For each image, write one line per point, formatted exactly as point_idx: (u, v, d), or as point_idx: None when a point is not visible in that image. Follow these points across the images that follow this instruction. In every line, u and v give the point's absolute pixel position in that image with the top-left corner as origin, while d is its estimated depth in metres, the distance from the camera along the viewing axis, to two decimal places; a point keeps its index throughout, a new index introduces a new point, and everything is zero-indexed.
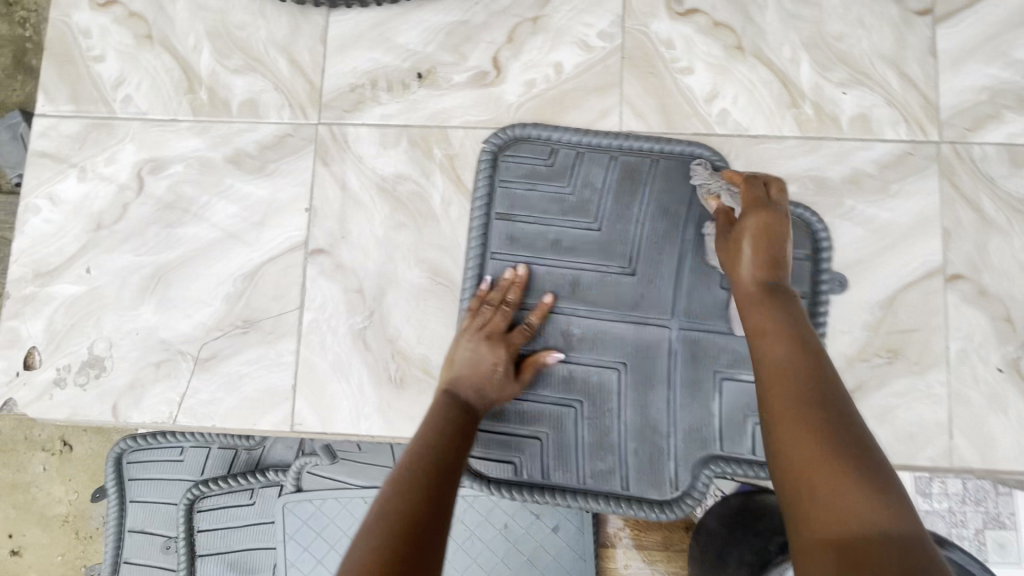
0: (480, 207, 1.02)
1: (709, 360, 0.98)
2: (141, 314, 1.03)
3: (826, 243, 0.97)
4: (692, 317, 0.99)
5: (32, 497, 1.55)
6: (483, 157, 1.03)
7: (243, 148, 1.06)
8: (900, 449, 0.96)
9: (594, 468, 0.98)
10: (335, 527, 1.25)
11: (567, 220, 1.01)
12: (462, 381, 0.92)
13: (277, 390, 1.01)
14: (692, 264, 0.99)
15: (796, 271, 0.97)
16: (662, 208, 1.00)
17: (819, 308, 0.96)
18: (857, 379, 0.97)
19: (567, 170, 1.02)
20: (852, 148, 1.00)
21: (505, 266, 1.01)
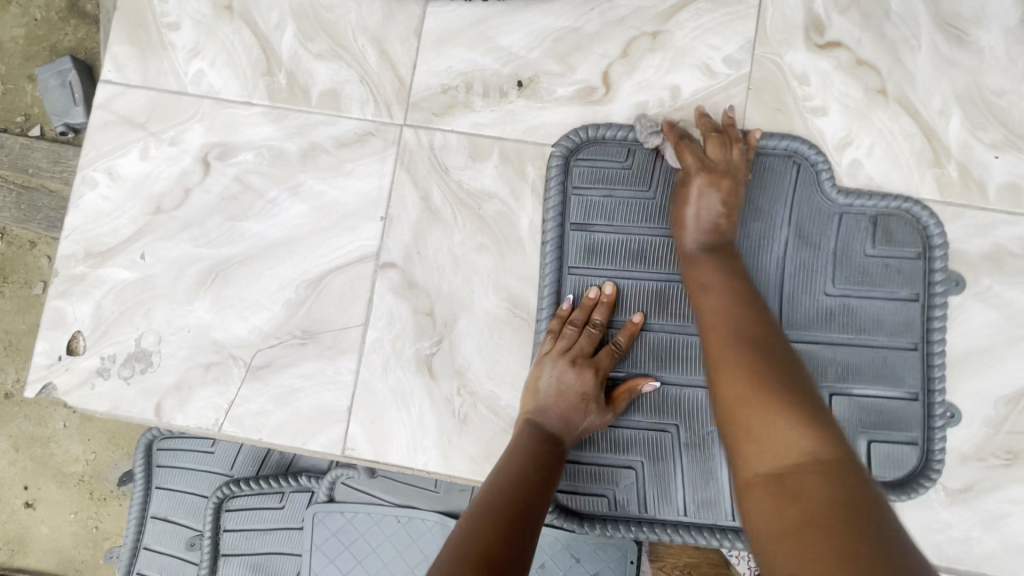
0: (554, 217, 0.92)
1: (817, 376, 0.87)
2: (194, 310, 0.96)
3: (939, 239, 0.88)
4: (793, 326, 0.88)
5: (50, 453, 1.51)
6: (553, 160, 0.94)
7: (320, 142, 0.98)
8: (1007, 562, 0.85)
9: (697, 499, 0.89)
10: (364, 543, 1.19)
11: (649, 227, 0.91)
12: (548, 410, 0.84)
13: (331, 410, 0.94)
14: (793, 267, 0.89)
15: (906, 271, 0.88)
16: (752, 207, 0.90)
17: (936, 314, 0.87)
18: (968, 478, 0.87)
19: (645, 175, 0.92)
20: (997, 222, 0.90)
21: (585, 283, 0.92)
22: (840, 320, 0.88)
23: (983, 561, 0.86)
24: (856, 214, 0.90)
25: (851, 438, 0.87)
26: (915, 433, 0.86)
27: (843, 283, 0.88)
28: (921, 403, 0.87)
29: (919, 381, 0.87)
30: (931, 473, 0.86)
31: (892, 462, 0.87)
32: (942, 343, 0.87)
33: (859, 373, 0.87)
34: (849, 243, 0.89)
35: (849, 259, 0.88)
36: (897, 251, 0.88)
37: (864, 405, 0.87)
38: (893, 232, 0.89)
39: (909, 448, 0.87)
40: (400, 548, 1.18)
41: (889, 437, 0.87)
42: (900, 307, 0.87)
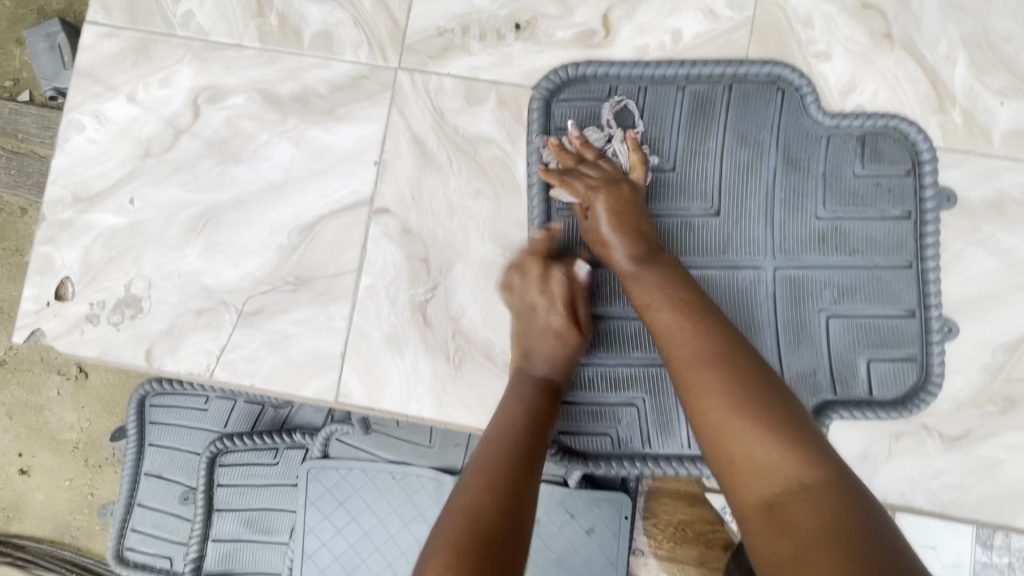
0: (538, 160, 0.91)
1: (813, 299, 0.89)
2: (185, 256, 0.95)
3: (927, 153, 0.88)
4: (787, 252, 0.89)
5: (44, 420, 1.50)
6: (533, 102, 0.92)
7: (313, 85, 0.95)
8: (999, 507, 0.86)
9: None
10: (360, 499, 1.18)
11: (638, 165, 0.91)
12: (536, 350, 0.85)
13: (324, 356, 0.93)
14: (784, 193, 0.90)
15: (896, 189, 0.88)
16: (741, 136, 0.90)
17: (927, 229, 0.87)
18: (964, 424, 0.87)
19: (629, 111, 0.91)
20: (1002, 168, 0.89)
21: (574, 225, 0.91)
22: (833, 243, 0.89)
23: (975, 506, 0.86)
24: (843, 135, 0.90)
25: (850, 361, 0.88)
26: (912, 350, 0.87)
27: (834, 206, 0.89)
28: (917, 320, 0.87)
29: (914, 298, 0.88)
30: (930, 388, 0.87)
31: (894, 381, 0.88)
32: (935, 256, 0.87)
33: (854, 294, 0.88)
34: (838, 167, 0.89)
35: (839, 180, 0.89)
36: (888, 169, 0.89)
37: (861, 327, 0.88)
38: (882, 151, 0.89)
39: (909, 364, 0.87)
40: (395, 504, 1.18)
41: (885, 356, 0.88)
42: (892, 225, 0.88)
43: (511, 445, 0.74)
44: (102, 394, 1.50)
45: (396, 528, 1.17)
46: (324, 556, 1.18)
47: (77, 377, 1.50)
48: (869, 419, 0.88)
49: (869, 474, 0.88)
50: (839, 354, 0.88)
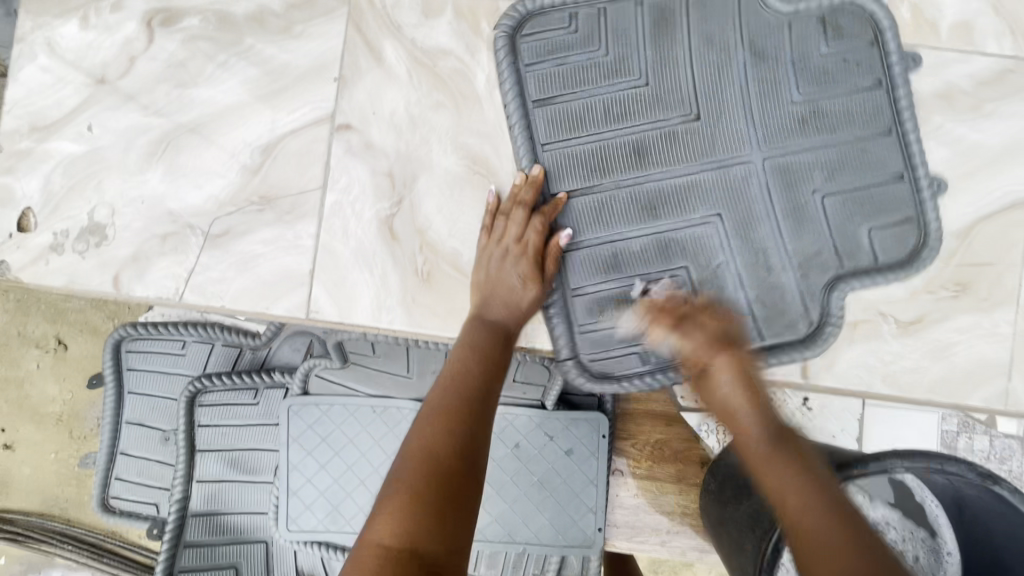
0: (514, 98, 0.91)
1: (805, 183, 0.89)
2: (147, 181, 0.94)
3: (887, 21, 0.89)
4: (772, 142, 0.89)
5: (26, 394, 1.46)
6: (497, 41, 0.92)
7: (267, 4, 0.95)
8: (953, 387, 0.89)
9: None
10: (341, 433, 1.19)
11: (612, 84, 0.90)
12: (496, 296, 0.87)
13: (294, 275, 0.93)
14: (758, 87, 0.89)
15: (863, 61, 0.89)
16: (706, 39, 0.90)
17: (900, 93, 0.88)
18: (919, 310, 0.90)
19: (593, 33, 0.90)
20: (949, 60, 0.91)
21: (564, 154, 0.91)
22: (813, 125, 0.89)
23: (932, 388, 0.89)
24: (804, 19, 0.89)
25: (852, 234, 0.89)
26: (907, 211, 0.88)
27: (807, 89, 0.89)
28: (907, 180, 0.88)
29: (901, 161, 0.88)
30: (929, 247, 0.88)
31: (896, 243, 0.89)
32: (911, 111, 0.88)
33: (842, 170, 0.89)
34: (805, 51, 0.89)
35: (808, 62, 0.89)
36: (852, 43, 0.89)
37: (856, 199, 0.89)
38: (845, 26, 0.89)
39: (907, 224, 0.88)
40: (378, 436, 1.19)
41: (883, 222, 0.88)
42: (864, 96, 0.89)
43: (465, 404, 0.79)
44: (85, 364, 1.46)
45: (380, 460, 1.18)
46: (309, 491, 1.19)
47: (56, 350, 1.45)
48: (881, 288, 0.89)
49: (831, 362, 0.91)
50: (841, 229, 0.89)
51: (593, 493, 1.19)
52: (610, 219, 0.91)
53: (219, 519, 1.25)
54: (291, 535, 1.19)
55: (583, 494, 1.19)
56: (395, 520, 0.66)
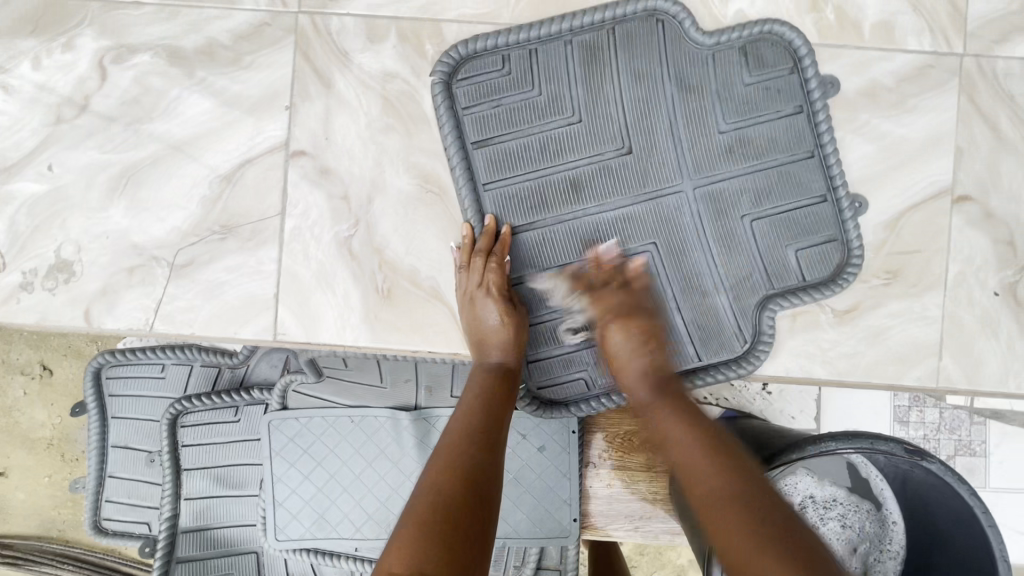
0: (453, 139, 0.95)
1: (733, 209, 0.95)
2: (110, 216, 0.97)
3: (805, 49, 0.94)
4: (701, 171, 0.95)
5: (15, 421, 1.48)
6: (434, 87, 0.95)
7: (215, 37, 0.97)
8: (888, 369, 0.95)
9: (662, 350, 0.97)
10: (322, 444, 1.22)
11: (546, 123, 0.95)
12: (489, 340, 0.92)
13: (259, 299, 0.97)
14: (685, 118, 0.95)
15: (784, 89, 0.94)
16: (634, 74, 0.95)
17: (819, 118, 0.94)
18: (853, 299, 0.96)
19: (526, 74, 0.95)
20: (873, 59, 0.95)
21: (503, 195, 0.95)
22: (738, 152, 0.95)
23: (869, 372, 0.95)
24: (726, 50, 0.95)
25: (779, 256, 0.95)
26: (831, 231, 0.94)
27: (733, 118, 0.95)
28: (829, 202, 0.94)
29: (823, 184, 0.94)
30: (853, 263, 0.94)
31: (821, 262, 0.95)
32: (831, 137, 0.94)
33: (768, 195, 0.95)
34: (728, 78, 0.95)
35: (732, 92, 0.95)
36: (772, 72, 0.94)
37: (782, 220, 0.95)
38: (764, 56, 0.95)
39: (831, 245, 0.95)
40: (357, 445, 1.22)
41: (809, 242, 0.94)
42: (787, 123, 0.94)
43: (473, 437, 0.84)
44: (72, 391, 1.49)
45: (361, 468, 1.22)
46: (295, 502, 1.22)
47: (42, 376, 1.48)
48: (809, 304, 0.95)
49: (773, 352, 0.96)
50: (768, 251, 0.95)
51: (568, 486, 1.22)
52: (549, 256, 0.97)
53: (210, 533, 1.29)
54: (280, 544, 1.23)
55: (558, 488, 1.21)
56: (411, 539, 0.69)
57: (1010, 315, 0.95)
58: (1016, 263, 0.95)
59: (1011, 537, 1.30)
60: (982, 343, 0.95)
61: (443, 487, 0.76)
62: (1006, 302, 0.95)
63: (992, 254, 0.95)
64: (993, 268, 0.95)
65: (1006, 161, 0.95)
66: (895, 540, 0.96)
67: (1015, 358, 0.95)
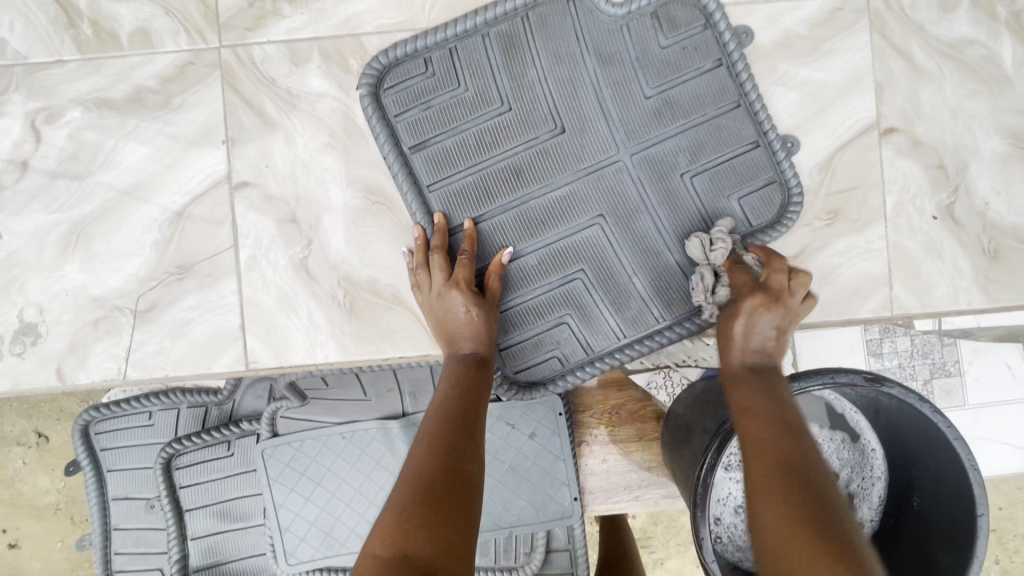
0: (389, 147, 0.96)
1: (671, 169, 0.98)
2: (67, 274, 0.98)
3: (713, 4, 0.96)
4: (635, 138, 0.98)
5: (18, 492, 1.49)
6: (363, 100, 0.96)
7: (142, 83, 0.98)
8: (843, 305, 0.98)
9: (625, 317, 0.99)
10: (319, 464, 1.23)
11: (478, 117, 0.97)
12: (459, 332, 0.92)
13: (226, 332, 0.98)
14: (611, 90, 0.97)
15: (701, 46, 0.97)
16: (554, 55, 0.97)
17: (738, 68, 0.96)
18: (799, 244, 0.98)
19: (450, 72, 0.97)
20: (783, 10, 0.98)
21: (448, 191, 0.97)
22: (666, 114, 0.97)
23: (826, 311, 0.98)
24: (638, 17, 0.98)
25: (722, 207, 0.98)
26: (769, 174, 0.97)
27: (656, 82, 0.97)
28: (762, 147, 0.97)
29: (753, 131, 0.97)
30: (794, 204, 0.97)
31: (764, 207, 0.97)
32: (753, 84, 0.96)
33: (703, 150, 0.97)
34: (645, 45, 0.98)
35: (651, 58, 0.97)
36: (686, 32, 0.97)
37: (720, 172, 0.97)
38: (676, 17, 0.97)
39: (770, 189, 0.97)
40: (352, 460, 1.23)
41: (749, 190, 0.97)
42: (708, 77, 0.97)
43: (451, 424, 0.83)
44: (70, 451, 1.49)
45: (360, 481, 1.23)
46: (301, 525, 1.23)
47: (38, 444, 1.48)
48: (760, 248, 0.98)
49: None
50: (711, 204, 0.98)
51: (563, 467, 1.16)
52: (500, 245, 0.98)
53: (221, 569, 1.30)
54: (293, 567, 1.23)
55: (553, 471, 1.15)
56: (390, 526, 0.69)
57: (951, 235, 0.98)
58: (950, 185, 0.98)
59: (998, 451, 1.32)
60: (928, 267, 0.98)
61: (424, 466, 0.76)
62: (945, 224, 0.98)
63: (926, 180, 0.98)
64: (928, 193, 0.98)
65: (925, 89, 0.98)
66: (876, 467, 0.98)
67: (962, 277, 0.98)
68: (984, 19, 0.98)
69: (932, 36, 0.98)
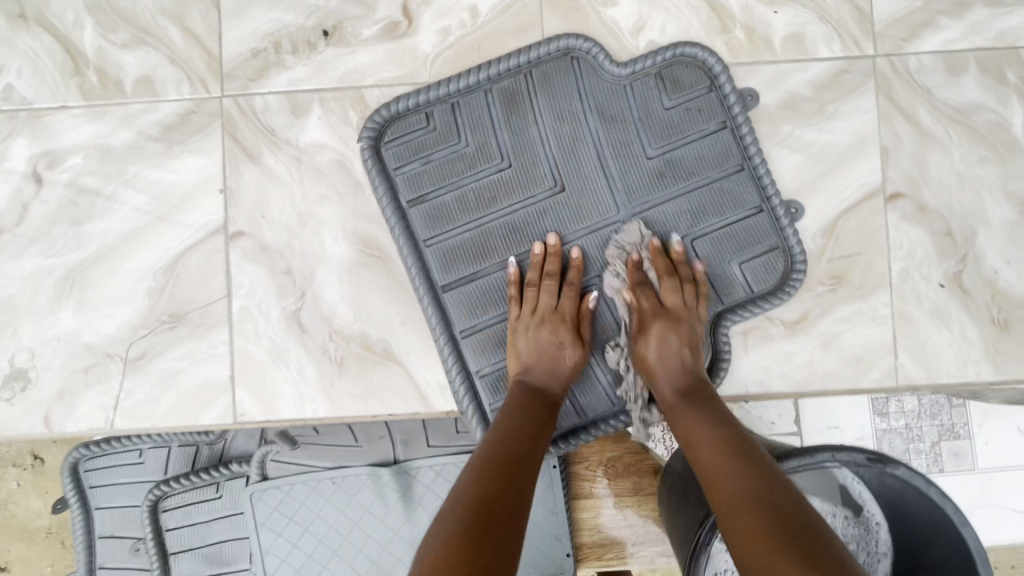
0: (387, 201, 0.96)
1: (671, 232, 0.96)
2: (60, 319, 0.98)
3: (718, 66, 0.96)
4: (635, 198, 0.96)
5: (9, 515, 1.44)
6: (363, 153, 0.96)
7: (144, 131, 0.99)
8: (847, 374, 0.95)
9: (620, 384, 0.96)
10: (308, 509, 1.21)
11: (478, 172, 0.96)
12: (536, 364, 0.91)
13: (215, 384, 0.97)
14: (613, 149, 0.96)
15: (705, 107, 0.96)
16: (557, 113, 0.97)
17: (743, 131, 0.95)
18: (801, 310, 0.96)
19: (452, 128, 0.96)
20: (788, 72, 0.97)
21: (444, 247, 0.96)
22: (668, 175, 0.96)
23: (828, 379, 0.95)
24: (642, 78, 0.97)
25: (723, 272, 0.96)
26: (771, 240, 0.95)
27: (658, 143, 0.96)
28: (765, 212, 0.95)
29: (756, 196, 0.95)
30: (798, 271, 0.94)
31: (766, 273, 0.95)
32: (757, 148, 0.95)
33: (704, 213, 0.96)
34: (648, 105, 0.97)
35: (654, 118, 0.97)
36: (691, 93, 0.96)
37: (722, 236, 0.95)
38: (680, 79, 0.97)
39: (773, 255, 0.95)
40: (342, 506, 1.21)
41: (751, 255, 0.95)
42: (712, 140, 0.96)
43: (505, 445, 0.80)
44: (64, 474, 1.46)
45: (348, 528, 1.20)
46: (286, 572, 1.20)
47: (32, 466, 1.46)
48: (760, 315, 0.96)
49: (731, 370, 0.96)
50: (711, 268, 0.96)
51: (556, 521, 1.11)
52: (494, 302, 0.96)
53: None
54: None
55: (545, 525, 1.10)
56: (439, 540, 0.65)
57: (960, 304, 0.95)
58: (958, 253, 0.95)
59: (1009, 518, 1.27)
60: (935, 336, 0.95)
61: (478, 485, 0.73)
62: (952, 292, 0.95)
63: (933, 247, 0.95)
64: (936, 260, 0.95)
65: (933, 153, 0.96)
66: (882, 542, 0.89)
67: (970, 347, 0.95)
68: (994, 84, 0.96)
69: (940, 100, 0.96)
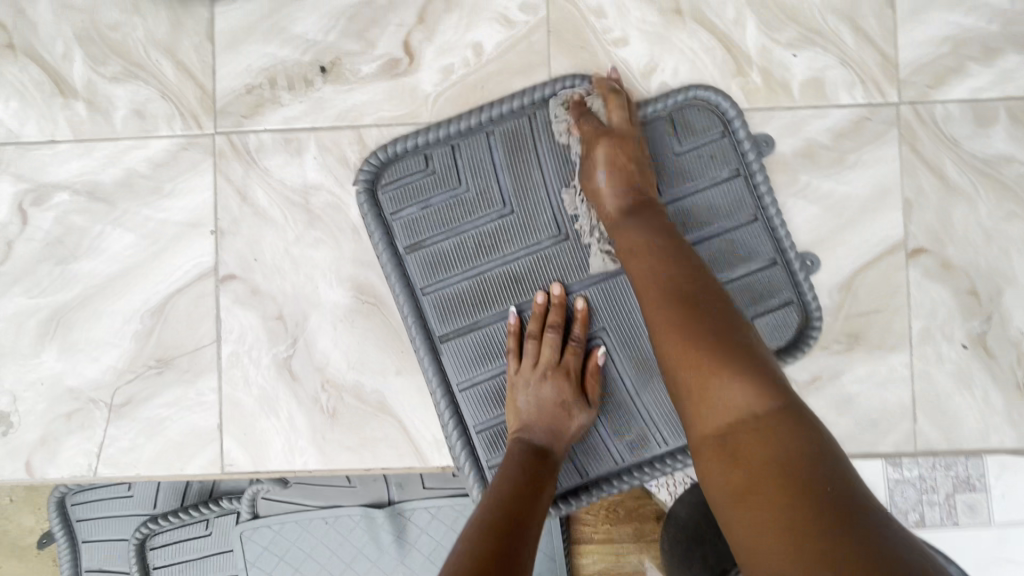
0: (383, 248, 0.92)
1: None
2: (44, 362, 0.94)
3: (732, 111, 0.91)
4: None
5: None
6: (358, 198, 0.92)
7: (133, 168, 0.95)
8: (862, 437, 0.91)
9: (626, 443, 0.92)
10: (299, 551, 1.17)
11: (478, 218, 0.92)
12: (536, 422, 0.86)
13: (202, 432, 0.94)
14: None
15: (718, 153, 0.92)
16: (561, 156, 0.92)
17: (757, 180, 0.91)
18: (815, 369, 0.91)
19: (451, 172, 0.92)
20: (806, 118, 0.92)
21: (443, 296, 0.92)
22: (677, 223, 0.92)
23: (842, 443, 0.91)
24: (651, 121, 0.93)
25: None
26: (786, 294, 0.90)
27: (668, 189, 0.92)
28: (779, 264, 0.90)
29: (771, 248, 0.91)
30: (812, 326, 0.90)
31: (780, 328, 0.90)
32: (772, 198, 0.90)
33: (715, 264, 0.91)
34: (658, 149, 0.92)
35: (664, 163, 0.92)
36: (703, 138, 0.92)
37: (734, 288, 0.91)
38: (692, 123, 0.92)
39: (788, 309, 0.90)
40: (334, 548, 1.17)
41: (764, 309, 0.90)
42: (725, 188, 0.91)
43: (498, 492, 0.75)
44: None
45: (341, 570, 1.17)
46: None
47: None
48: None
49: None
50: None
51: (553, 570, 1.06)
52: (493, 354, 0.93)
53: None
54: None
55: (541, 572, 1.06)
56: None
57: (983, 366, 0.90)
58: (983, 312, 0.90)
59: None
60: (957, 399, 0.91)
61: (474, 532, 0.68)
62: (976, 354, 0.90)
63: (956, 306, 0.91)
64: (959, 320, 0.91)
65: (958, 208, 0.91)
66: None
67: (994, 411, 0.91)
68: None
69: (966, 151, 0.91)
